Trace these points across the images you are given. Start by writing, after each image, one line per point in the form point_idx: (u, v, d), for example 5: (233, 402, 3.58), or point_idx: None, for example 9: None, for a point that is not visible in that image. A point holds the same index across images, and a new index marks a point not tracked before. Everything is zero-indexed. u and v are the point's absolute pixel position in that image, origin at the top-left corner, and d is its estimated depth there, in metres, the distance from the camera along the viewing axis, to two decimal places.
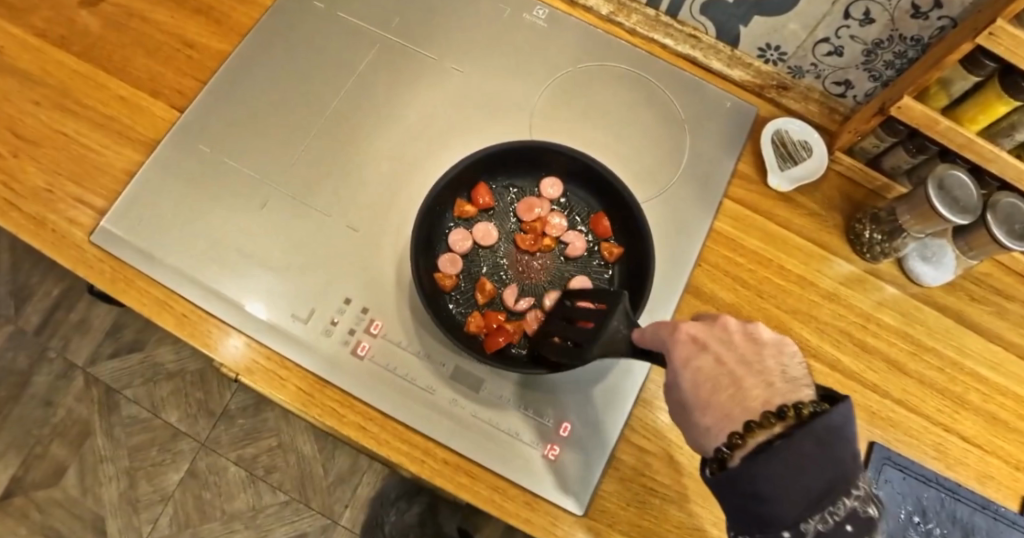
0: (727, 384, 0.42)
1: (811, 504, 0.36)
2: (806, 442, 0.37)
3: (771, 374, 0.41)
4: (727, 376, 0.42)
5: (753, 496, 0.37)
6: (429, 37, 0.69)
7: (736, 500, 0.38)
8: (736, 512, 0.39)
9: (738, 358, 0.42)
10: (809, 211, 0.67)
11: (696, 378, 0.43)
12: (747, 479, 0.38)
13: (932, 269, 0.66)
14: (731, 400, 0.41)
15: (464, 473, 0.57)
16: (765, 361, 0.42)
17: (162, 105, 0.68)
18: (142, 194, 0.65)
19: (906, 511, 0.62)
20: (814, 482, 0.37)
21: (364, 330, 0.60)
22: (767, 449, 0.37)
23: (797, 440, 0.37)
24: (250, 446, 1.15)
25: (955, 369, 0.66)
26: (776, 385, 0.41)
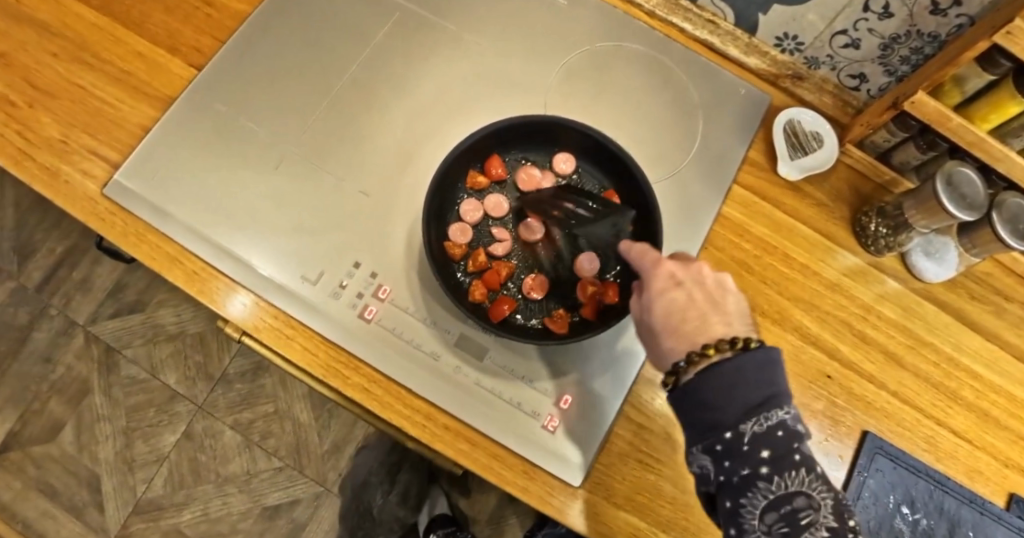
0: (692, 316, 0.47)
1: (750, 411, 0.42)
2: (750, 361, 0.43)
3: (732, 316, 0.47)
4: (694, 309, 0.47)
5: (697, 402, 0.43)
6: (450, 9, 0.70)
7: (686, 410, 0.44)
8: (685, 423, 0.44)
9: (706, 298, 0.48)
10: (816, 201, 0.68)
11: (668, 307, 0.48)
12: (694, 389, 0.44)
13: (935, 265, 0.67)
14: (695, 329, 0.46)
15: (464, 439, 0.58)
16: (727, 303, 0.48)
17: (179, 63, 0.68)
18: (157, 150, 0.65)
19: (895, 501, 0.63)
20: (750, 394, 0.42)
21: (372, 294, 0.61)
22: (717, 365, 0.43)
23: (742, 361, 0.43)
24: (247, 411, 1.16)
25: (950, 364, 0.68)
26: (734, 325, 0.47)
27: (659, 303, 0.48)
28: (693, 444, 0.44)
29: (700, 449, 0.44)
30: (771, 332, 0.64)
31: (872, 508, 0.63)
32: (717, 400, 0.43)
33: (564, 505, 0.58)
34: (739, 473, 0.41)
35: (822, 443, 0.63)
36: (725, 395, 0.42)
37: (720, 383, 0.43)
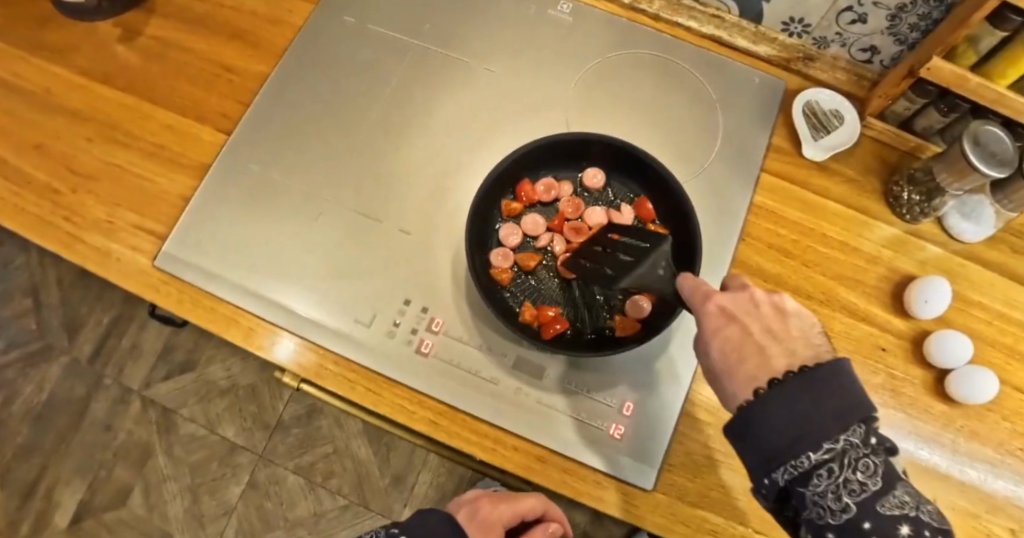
0: (752, 351, 0.44)
1: (825, 426, 0.39)
2: (819, 377, 0.41)
3: (795, 342, 0.44)
4: (754, 343, 0.45)
5: (762, 434, 0.41)
6: (460, 39, 0.71)
7: (748, 439, 0.41)
8: (752, 448, 0.41)
9: (764, 328, 0.45)
10: (844, 177, 0.68)
11: (724, 346, 0.45)
12: (760, 421, 0.41)
13: (974, 225, 0.67)
14: (758, 366, 0.44)
15: (534, 457, 0.60)
16: (789, 331, 0.45)
17: (208, 130, 0.71)
18: (201, 217, 0.68)
19: (938, 459, 0.63)
20: (826, 408, 0.40)
21: (426, 328, 0.63)
22: (781, 384, 0.41)
23: (809, 377, 0.41)
24: (307, 454, 1.19)
25: (1005, 321, 0.67)
26: (799, 353, 0.44)
27: (719, 342, 0.46)
28: (764, 468, 0.41)
29: (767, 477, 0.41)
30: (821, 313, 0.64)
31: (945, 477, 0.63)
32: (792, 438, 0.40)
33: (639, 509, 0.59)
34: (812, 488, 0.39)
35: (885, 416, 0.63)
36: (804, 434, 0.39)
37: (793, 418, 0.40)
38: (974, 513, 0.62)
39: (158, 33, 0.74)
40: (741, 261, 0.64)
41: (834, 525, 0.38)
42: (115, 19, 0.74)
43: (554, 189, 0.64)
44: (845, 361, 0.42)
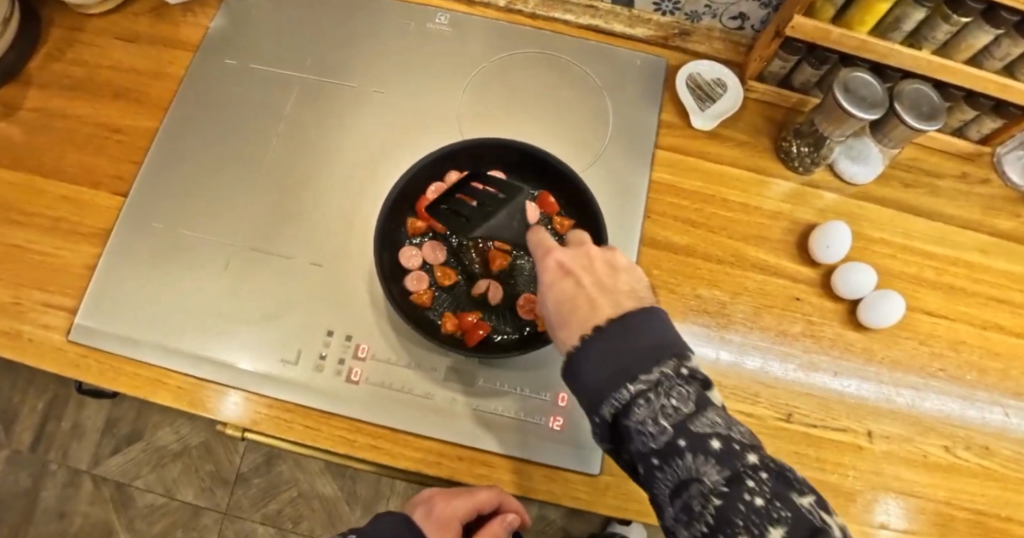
0: (583, 303, 0.46)
1: (636, 361, 0.42)
2: (634, 319, 0.44)
3: (623, 293, 0.47)
4: (584, 296, 0.47)
5: (585, 372, 0.43)
6: (347, 67, 0.71)
7: (575, 381, 0.44)
8: (582, 391, 0.43)
9: (594, 282, 0.47)
10: (736, 141, 0.71)
11: (558, 298, 0.48)
12: (580, 361, 0.43)
13: (862, 167, 0.70)
14: (584, 316, 0.46)
15: (481, 463, 0.60)
16: (617, 283, 0.47)
17: (105, 195, 0.69)
18: (109, 283, 0.66)
19: (867, 388, 0.66)
20: (640, 345, 0.43)
21: (353, 356, 0.63)
22: (601, 327, 0.44)
23: (625, 320, 0.44)
24: (272, 502, 1.16)
25: (907, 252, 0.71)
26: (624, 303, 0.46)
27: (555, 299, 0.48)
28: (591, 394, 0.43)
29: (597, 414, 0.43)
30: (735, 275, 0.66)
31: (874, 408, 0.66)
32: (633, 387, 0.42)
33: (591, 494, 0.60)
34: (632, 411, 0.41)
35: (810, 361, 0.65)
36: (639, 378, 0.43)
37: (611, 353, 0.43)
38: (907, 437, 0.66)
39: (36, 105, 0.72)
40: (650, 238, 0.66)
41: (655, 449, 0.40)
42: None
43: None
44: (656, 307, 0.45)
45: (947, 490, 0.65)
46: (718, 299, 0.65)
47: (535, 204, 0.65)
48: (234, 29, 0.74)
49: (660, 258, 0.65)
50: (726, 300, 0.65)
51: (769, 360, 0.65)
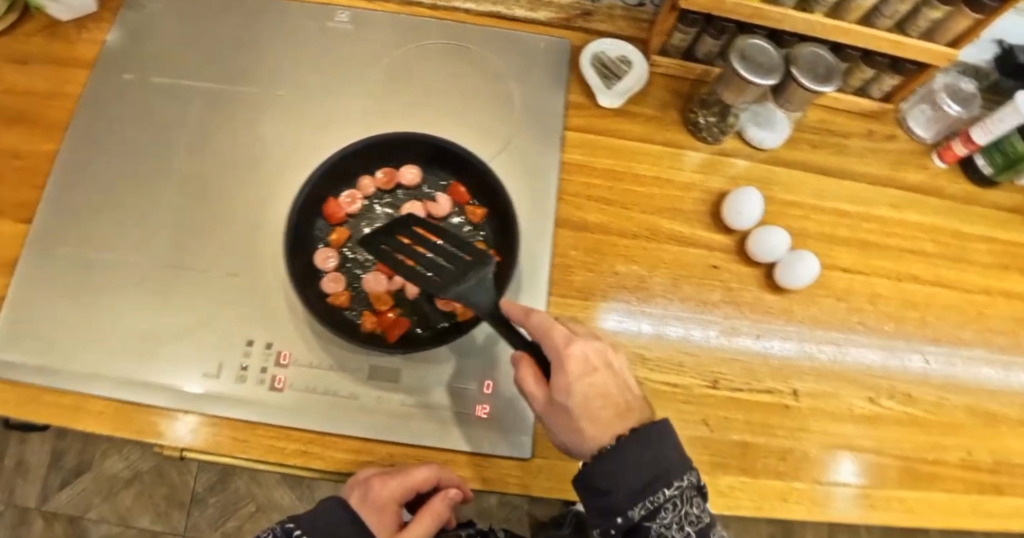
0: (608, 404, 0.56)
1: (658, 481, 0.52)
2: (651, 435, 0.53)
3: (629, 396, 0.57)
4: (607, 395, 0.56)
5: (616, 478, 0.52)
6: (250, 74, 0.71)
7: (600, 489, 0.53)
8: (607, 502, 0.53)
9: (617, 387, 0.56)
10: (644, 116, 0.71)
11: (587, 393, 0.55)
12: (608, 466, 0.53)
13: (769, 132, 0.72)
14: (608, 418, 0.55)
15: (412, 457, 0.60)
16: (628, 393, 0.57)
17: (8, 223, 0.66)
18: (18, 312, 0.63)
19: (786, 347, 0.67)
20: (647, 469, 0.52)
21: (275, 364, 0.63)
22: (624, 439, 0.53)
23: (642, 433, 0.53)
24: (231, 519, 1.14)
25: (819, 211, 0.72)
26: (632, 402, 0.57)
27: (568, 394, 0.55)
28: (619, 504, 0.52)
29: (622, 516, 0.52)
30: (651, 249, 0.67)
31: (797, 367, 0.67)
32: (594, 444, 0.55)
33: (524, 478, 0.60)
34: (653, 518, 0.52)
35: (731, 327, 0.67)
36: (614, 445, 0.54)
37: (647, 462, 0.52)
38: (831, 392, 0.67)
39: None
40: (565, 219, 0.67)
41: None
42: None
43: (359, 199, 0.65)
44: (667, 420, 0.55)
45: (873, 439, 0.67)
46: (637, 274, 0.66)
47: (445, 196, 0.65)
48: (131, 43, 0.72)
49: (576, 239, 0.66)
50: (644, 274, 0.66)
51: (689, 327, 0.66)
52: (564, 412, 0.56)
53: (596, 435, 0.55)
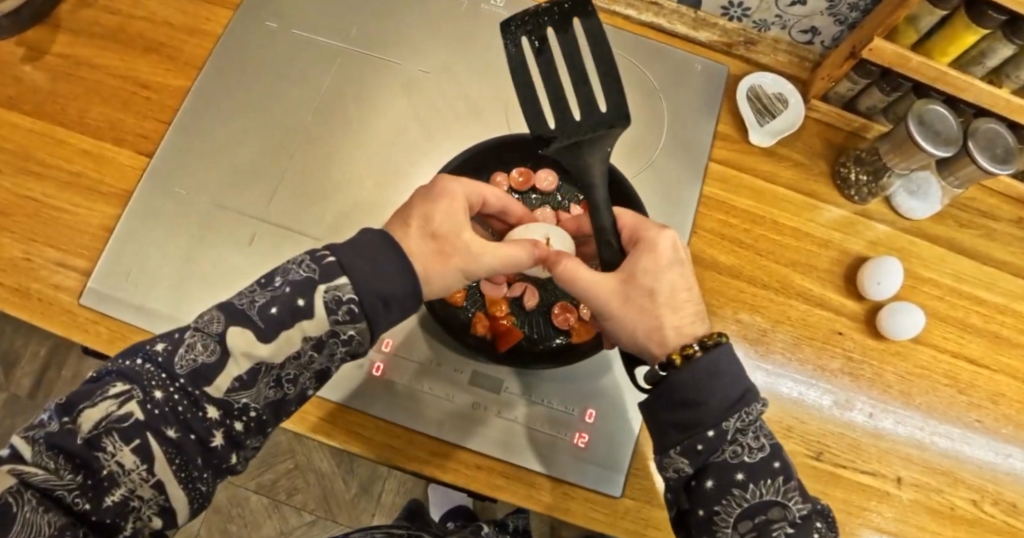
0: (667, 287, 0.50)
1: (731, 408, 0.45)
2: (703, 370, 0.46)
3: (650, 261, 0.50)
4: (650, 321, 0.49)
5: (681, 396, 0.46)
6: (392, 44, 0.70)
7: (681, 411, 0.46)
8: (678, 412, 0.46)
9: (653, 277, 0.50)
10: (792, 161, 0.68)
11: (662, 288, 0.50)
12: (667, 303, 0.50)
13: (920, 203, 0.67)
14: (647, 271, 0.50)
15: (499, 475, 0.58)
16: (657, 257, 0.50)
17: (128, 152, 0.65)
18: (125, 249, 0.62)
19: (905, 428, 0.63)
20: (730, 392, 0.46)
21: (376, 350, 0.60)
22: (696, 410, 0.46)
23: (722, 369, 0.46)
24: (268, 472, 1.11)
25: (953, 294, 0.67)
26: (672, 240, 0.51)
27: (416, 242, 0.49)
28: (671, 446, 0.46)
29: (688, 448, 0.45)
30: (777, 302, 0.64)
31: (904, 453, 0.63)
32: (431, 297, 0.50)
33: (608, 517, 0.57)
34: None
35: (846, 399, 0.63)
36: (402, 301, 0.46)
37: (698, 390, 0.46)
38: (935, 487, 0.62)
39: (64, 51, 0.67)
40: (695, 255, 0.65)
41: None
42: (18, 37, 0.67)
43: None
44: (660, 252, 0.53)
45: None
46: (758, 327, 0.63)
47: (579, 209, 0.63)
48: None
49: (703, 277, 0.64)
50: (766, 327, 0.64)
51: (805, 395, 0.63)
52: (647, 291, 0.50)
53: (666, 294, 0.50)
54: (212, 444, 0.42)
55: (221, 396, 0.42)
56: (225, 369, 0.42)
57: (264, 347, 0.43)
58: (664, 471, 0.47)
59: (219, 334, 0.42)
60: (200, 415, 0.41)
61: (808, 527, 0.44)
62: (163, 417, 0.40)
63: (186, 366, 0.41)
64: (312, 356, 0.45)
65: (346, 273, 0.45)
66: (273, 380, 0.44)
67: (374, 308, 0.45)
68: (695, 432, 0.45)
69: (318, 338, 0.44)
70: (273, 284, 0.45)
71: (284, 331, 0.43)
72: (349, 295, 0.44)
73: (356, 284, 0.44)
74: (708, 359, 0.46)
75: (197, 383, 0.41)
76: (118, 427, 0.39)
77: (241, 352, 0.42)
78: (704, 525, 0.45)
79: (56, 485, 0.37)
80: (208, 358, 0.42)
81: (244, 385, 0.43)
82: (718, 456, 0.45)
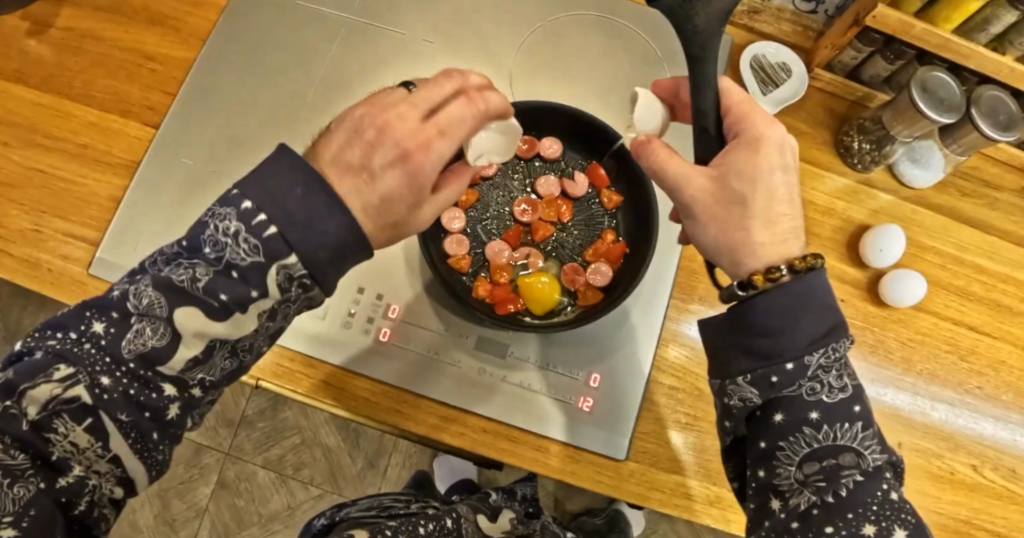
0: (764, 189, 0.44)
1: (815, 342, 0.41)
2: (786, 297, 0.42)
3: (754, 158, 0.45)
4: (736, 225, 0.45)
5: (760, 322, 0.42)
6: (396, 14, 0.70)
7: (756, 336, 0.42)
8: (756, 337, 0.42)
9: (750, 176, 0.45)
10: (796, 130, 0.68)
11: (757, 191, 0.44)
12: (762, 208, 0.44)
13: (923, 171, 0.67)
14: (746, 167, 0.45)
15: (505, 438, 0.59)
16: (764, 157, 0.45)
17: (135, 124, 0.65)
18: (131, 221, 0.63)
19: (905, 394, 0.64)
20: (815, 324, 0.42)
21: (383, 316, 0.61)
22: (774, 335, 0.42)
23: (809, 296, 0.42)
24: (275, 447, 1.12)
25: (956, 263, 0.68)
26: (786, 144, 0.46)
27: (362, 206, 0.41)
28: (742, 373, 0.42)
29: (762, 376, 0.42)
30: None
31: (905, 419, 0.63)
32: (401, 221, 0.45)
33: (614, 479, 0.58)
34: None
35: None
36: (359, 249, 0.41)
37: (781, 316, 0.42)
38: (935, 452, 0.63)
39: (68, 24, 0.68)
40: None
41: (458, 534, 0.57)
42: (22, 11, 0.67)
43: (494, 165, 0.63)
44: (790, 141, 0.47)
45: (969, 509, 0.62)
46: None
47: (583, 175, 0.63)
48: None
49: None
50: None
51: None
52: (739, 193, 0.45)
53: (760, 203, 0.44)
54: (168, 418, 0.40)
55: (174, 372, 0.39)
56: (172, 348, 0.38)
57: (211, 322, 0.39)
58: (727, 398, 0.44)
59: (167, 318, 0.38)
60: (152, 394, 0.39)
61: (880, 478, 0.41)
62: (113, 402, 0.37)
63: (134, 349, 0.38)
64: (267, 323, 0.41)
65: (295, 250, 0.39)
66: (228, 352, 0.41)
67: (325, 270, 0.40)
68: (774, 362, 0.41)
69: (270, 309, 0.40)
70: (207, 252, 0.39)
71: (238, 312, 0.39)
72: (299, 267, 0.39)
73: (306, 259, 0.39)
74: (799, 283, 0.42)
75: (143, 367, 0.38)
76: (66, 408, 0.37)
77: (188, 329, 0.38)
78: (763, 459, 0.42)
79: (10, 466, 0.35)
80: (153, 342, 0.38)
81: (196, 362, 0.39)
82: (794, 391, 0.41)
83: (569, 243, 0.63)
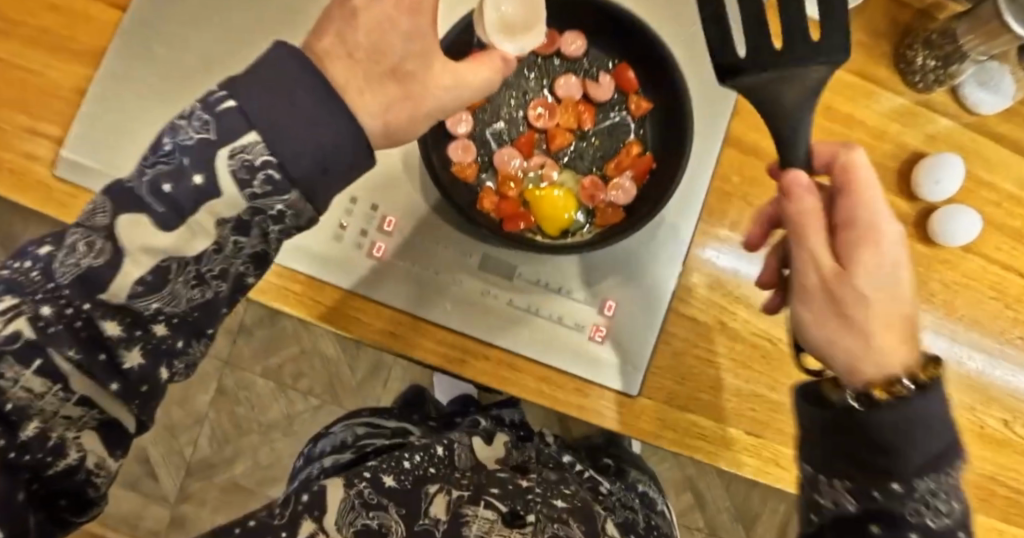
0: (887, 288, 0.36)
1: (931, 464, 0.35)
2: (913, 431, 0.35)
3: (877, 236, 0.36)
4: (863, 349, 0.36)
5: (869, 444, 0.35)
6: None
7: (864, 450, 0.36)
8: (863, 456, 0.36)
9: (876, 267, 0.36)
10: (854, 41, 0.60)
11: (878, 292, 0.36)
12: (890, 305, 0.36)
13: (991, 96, 0.59)
14: (873, 263, 0.36)
15: (508, 368, 0.54)
16: (890, 242, 0.36)
17: (101, 6, 0.57)
18: (98, 116, 0.56)
19: (942, 340, 0.59)
20: (933, 443, 0.35)
21: (377, 229, 0.55)
22: (890, 469, 0.35)
23: (934, 427, 0.35)
24: (273, 358, 1.09)
25: (1014, 201, 0.61)
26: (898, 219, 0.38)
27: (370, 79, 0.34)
28: (840, 479, 0.36)
29: (865, 487, 0.36)
30: None
31: None
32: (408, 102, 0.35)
33: (624, 415, 0.54)
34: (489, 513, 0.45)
35: None
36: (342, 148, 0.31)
37: (897, 439, 0.35)
38: (968, 404, 0.59)
39: None
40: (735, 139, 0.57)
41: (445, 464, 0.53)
42: None
43: None
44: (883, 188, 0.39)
45: (995, 465, 0.59)
46: None
47: (609, 78, 0.56)
48: None
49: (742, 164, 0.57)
50: None
51: None
52: (861, 299, 0.36)
53: (894, 308, 0.36)
54: (128, 364, 0.32)
55: (120, 301, 0.31)
56: (117, 272, 0.30)
57: (161, 237, 0.30)
58: (819, 495, 0.38)
59: (105, 229, 0.30)
60: (104, 330, 0.31)
61: None
62: (57, 336, 0.30)
63: (70, 272, 0.30)
64: (241, 241, 0.32)
65: (256, 128, 0.29)
66: (192, 277, 0.32)
67: (308, 175, 0.30)
68: (880, 480, 0.35)
69: (238, 220, 0.31)
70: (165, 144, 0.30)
71: (189, 217, 0.30)
72: (264, 152, 0.29)
73: (272, 144, 0.29)
74: (925, 400, 0.35)
75: (84, 294, 0.30)
76: (10, 350, 0.30)
77: (132, 246, 0.30)
78: None
79: None
80: (94, 262, 0.30)
81: (149, 291, 0.31)
82: (897, 505, 0.35)
83: (588, 154, 0.56)
